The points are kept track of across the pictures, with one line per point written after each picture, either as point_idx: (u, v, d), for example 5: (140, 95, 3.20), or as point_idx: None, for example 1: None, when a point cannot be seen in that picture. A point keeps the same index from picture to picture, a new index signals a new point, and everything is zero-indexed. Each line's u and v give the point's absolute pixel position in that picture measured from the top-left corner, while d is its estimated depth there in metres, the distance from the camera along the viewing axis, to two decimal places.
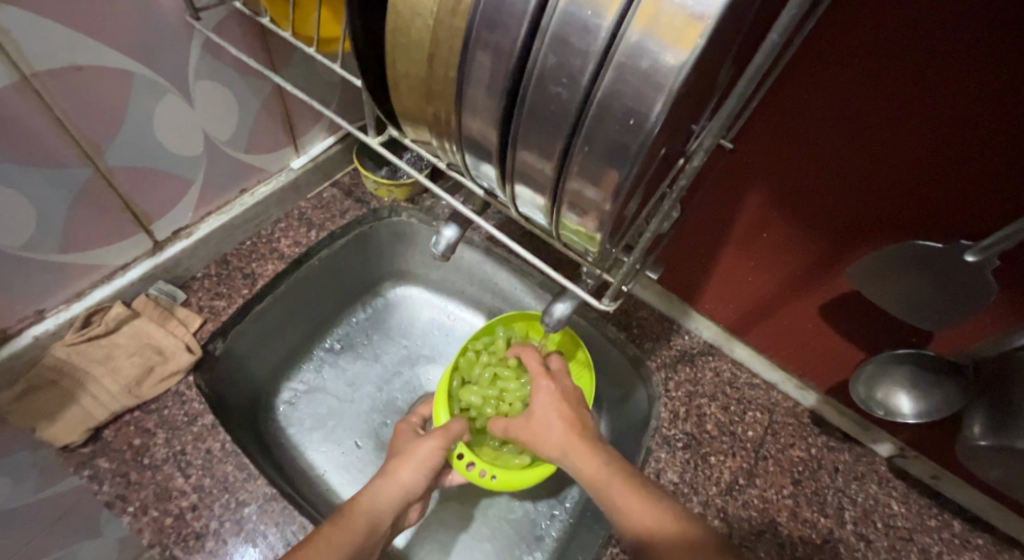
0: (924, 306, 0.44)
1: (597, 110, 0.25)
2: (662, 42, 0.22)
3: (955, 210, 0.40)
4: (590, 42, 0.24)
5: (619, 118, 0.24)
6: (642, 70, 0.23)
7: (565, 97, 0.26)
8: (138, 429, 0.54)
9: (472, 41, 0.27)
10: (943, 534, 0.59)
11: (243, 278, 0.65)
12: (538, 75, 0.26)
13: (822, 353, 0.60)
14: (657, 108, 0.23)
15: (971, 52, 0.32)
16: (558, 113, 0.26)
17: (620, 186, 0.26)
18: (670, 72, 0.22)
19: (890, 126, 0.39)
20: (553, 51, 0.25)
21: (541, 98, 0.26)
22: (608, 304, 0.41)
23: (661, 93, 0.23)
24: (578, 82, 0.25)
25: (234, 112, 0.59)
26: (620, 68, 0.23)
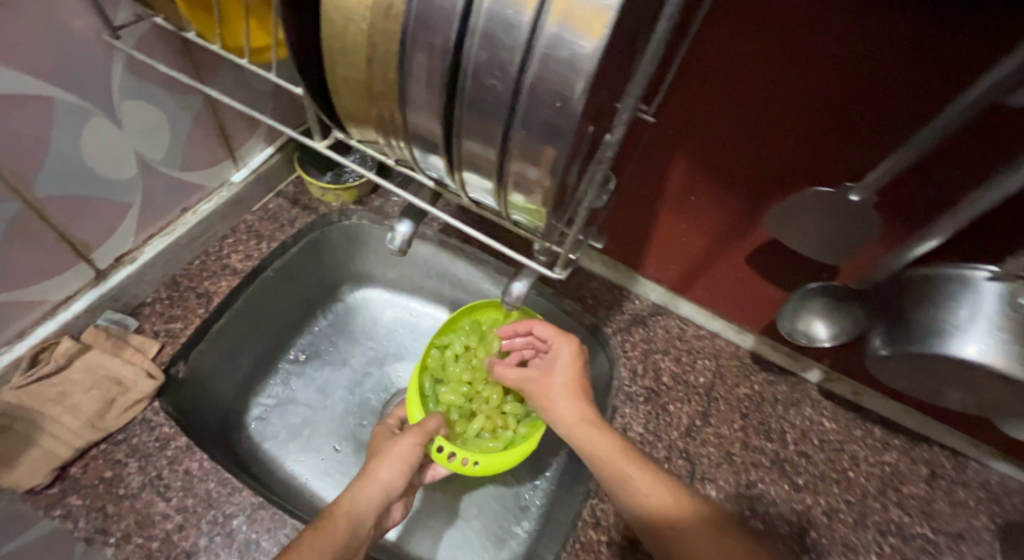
0: (824, 241, 0.51)
1: (529, 97, 0.27)
2: (577, 31, 0.25)
3: (842, 155, 0.46)
4: (515, 36, 0.26)
5: (548, 101, 0.27)
6: (563, 58, 0.25)
7: (500, 89, 0.28)
8: (107, 462, 0.53)
9: (407, 42, 0.29)
10: (867, 441, 0.67)
11: (197, 297, 0.64)
12: (473, 68, 0.28)
13: (752, 298, 0.66)
14: (578, 91, 0.26)
15: (835, 15, 0.38)
16: (494, 103, 0.29)
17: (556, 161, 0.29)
18: (587, 58, 0.25)
19: (782, 86, 0.44)
20: (483, 46, 0.27)
21: (479, 91, 0.29)
22: (560, 272, 0.44)
23: (580, 76, 0.25)
24: (509, 73, 0.27)
25: (165, 128, 0.57)
26: (543, 59, 0.26)
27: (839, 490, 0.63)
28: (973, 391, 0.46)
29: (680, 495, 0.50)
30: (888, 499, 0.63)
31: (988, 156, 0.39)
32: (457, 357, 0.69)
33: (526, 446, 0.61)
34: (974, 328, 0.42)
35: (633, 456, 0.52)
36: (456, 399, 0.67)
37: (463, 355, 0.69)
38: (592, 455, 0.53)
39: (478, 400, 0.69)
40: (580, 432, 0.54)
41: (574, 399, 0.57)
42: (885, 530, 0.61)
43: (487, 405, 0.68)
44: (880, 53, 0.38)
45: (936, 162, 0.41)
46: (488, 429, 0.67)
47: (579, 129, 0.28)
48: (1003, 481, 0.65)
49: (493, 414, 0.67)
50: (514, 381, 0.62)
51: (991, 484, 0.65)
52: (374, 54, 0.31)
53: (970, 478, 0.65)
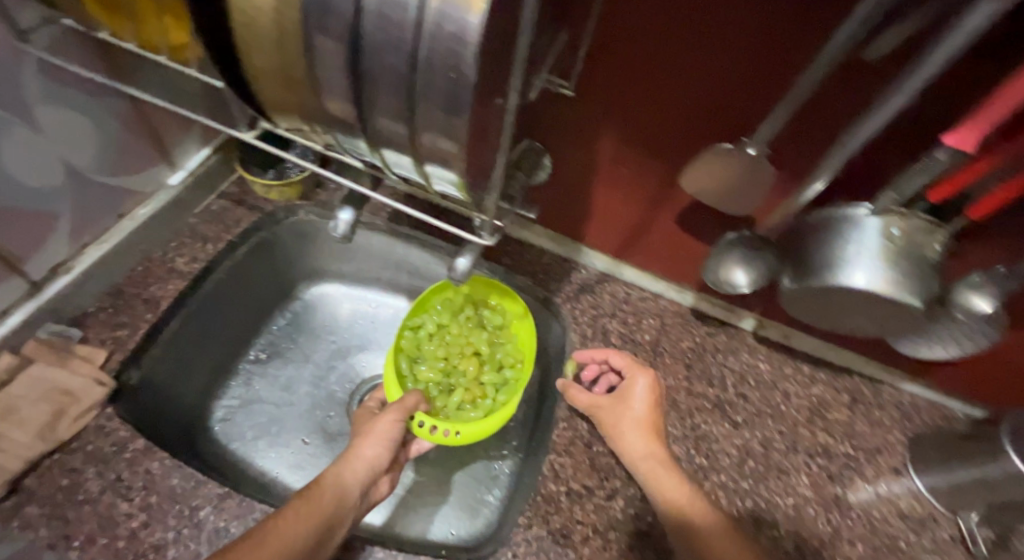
0: (730, 192, 0.55)
1: (426, 73, 0.29)
2: (460, 6, 0.26)
3: (740, 111, 0.50)
4: (405, 15, 0.27)
5: (443, 73, 0.29)
6: (451, 33, 0.27)
7: (398, 65, 0.30)
8: (63, 470, 0.53)
9: (309, 27, 0.30)
10: (797, 377, 0.74)
11: (143, 302, 0.64)
12: (372, 47, 0.29)
13: (684, 255, 0.71)
14: (470, 62, 0.28)
15: None
16: (398, 80, 0.30)
17: (461, 129, 0.31)
18: (472, 31, 0.26)
19: (679, 52, 0.48)
20: (378, 27, 0.28)
21: (382, 69, 0.30)
22: (489, 238, 0.49)
23: (468, 48, 0.27)
24: (405, 50, 0.29)
25: (88, 132, 0.56)
26: (433, 34, 0.27)
27: (773, 423, 0.69)
28: (878, 321, 0.52)
29: (723, 524, 0.55)
30: (817, 426, 0.69)
31: (857, 103, 0.44)
32: (429, 336, 0.72)
33: (505, 409, 0.63)
34: (860, 259, 0.47)
35: (687, 489, 0.57)
36: (433, 375, 0.70)
37: (435, 332, 0.72)
38: (654, 487, 0.58)
39: (457, 374, 0.72)
40: (654, 461, 0.59)
41: (651, 433, 0.61)
42: (814, 453, 0.67)
43: (466, 378, 0.71)
44: (756, 16, 0.42)
45: (815, 111, 0.46)
46: (468, 401, 0.70)
47: (479, 98, 0.30)
48: (914, 400, 0.73)
49: (471, 385, 0.70)
50: (584, 404, 0.64)
51: (904, 404, 0.72)
52: (281, 42, 0.32)
53: (886, 400, 0.73)
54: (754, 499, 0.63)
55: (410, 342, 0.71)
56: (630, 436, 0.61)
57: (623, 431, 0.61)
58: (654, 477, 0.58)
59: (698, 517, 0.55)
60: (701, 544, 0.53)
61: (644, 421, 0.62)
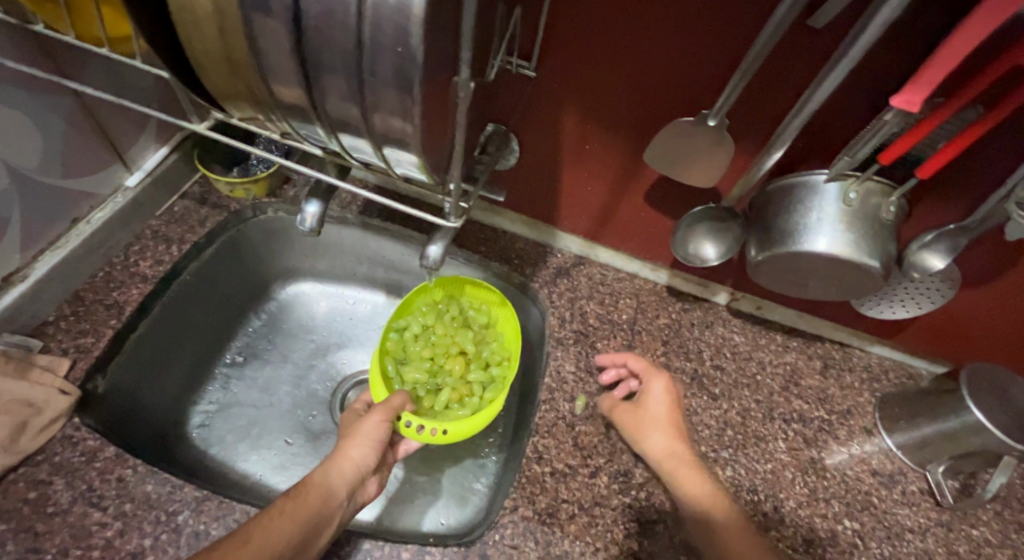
0: (693, 168, 0.55)
1: (373, 49, 0.28)
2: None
3: (698, 83, 0.50)
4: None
5: (389, 47, 0.28)
6: (392, 4, 0.26)
7: (343, 41, 0.29)
8: (30, 483, 0.51)
9: (249, 6, 0.29)
10: (771, 346, 0.75)
11: (106, 308, 0.62)
12: (314, 23, 0.29)
13: (654, 232, 0.72)
14: (415, 34, 0.27)
15: None
16: (345, 58, 0.30)
17: (412, 106, 0.31)
18: (415, 1, 0.26)
19: (635, 24, 0.48)
20: (318, 2, 0.27)
21: (327, 46, 0.29)
22: (455, 220, 0.48)
23: (413, 21, 0.26)
24: (348, 25, 0.28)
25: (33, 132, 0.54)
26: (376, 6, 0.26)
27: (750, 393, 0.71)
28: (844, 287, 0.53)
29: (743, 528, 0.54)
30: (792, 393, 0.71)
31: (813, 64, 0.44)
32: (416, 336, 0.71)
33: (493, 405, 0.63)
34: (821, 226, 0.48)
35: (711, 488, 0.56)
36: (420, 376, 0.69)
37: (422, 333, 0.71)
38: (674, 484, 0.57)
39: (444, 374, 0.70)
40: (676, 461, 0.58)
41: (672, 433, 0.60)
42: (789, 419, 0.69)
43: (453, 377, 0.70)
44: None
45: (773, 74, 0.46)
46: (455, 400, 0.68)
47: (430, 72, 0.30)
48: (883, 362, 0.75)
49: (458, 384, 0.69)
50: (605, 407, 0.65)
51: (873, 366, 0.75)
52: (222, 24, 0.31)
53: (855, 363, 0.75)
54: (734, 467, 0.64)
55: (396, 344, 0.70)
56: (651, 438, 0.60)
57: (644, 433, 0.60)
58: (678, 477, 0.57)
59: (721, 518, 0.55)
60: (724, 545, 0.53)
61: (665, 421, 0.61)
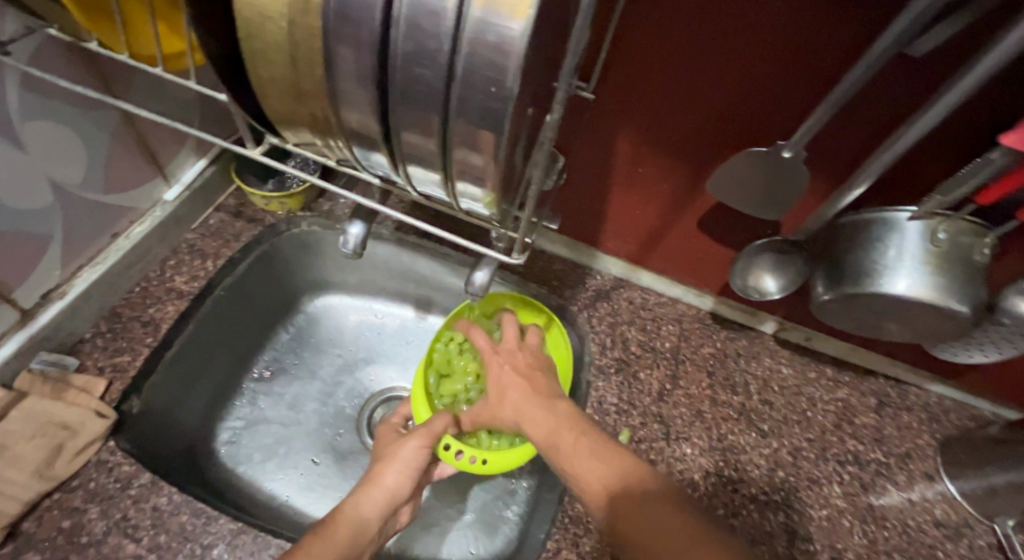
0: (762, 199, 0.53)
1: (462, 86, 0.27)
2: (502, 14, 0.25)
3: (772, 114, 0.48)
4: (439, 24, 0.26)
5: (482, 87, 0.27)
6: (491, 43, 0.25)
7: (430, 78, 0.28)
8: (64, 511, 0.50)
9: (329, 36, 0.28)
10: (821, 380, 0.72)
11: (142, 326, 0.60)
12: (401, 59, 0.28)
13: (706, 260, 0.69)
14: (512, 74, 0.26)
15: None
16: (428, 92, 0.28)
17: (495, 145, 0.29)
18: (515, 40, 0.25)
19: (706, 54, 0.46)
20: (410, 37, 0.27)
21: (409, 80, 0.28)
22: (519, 257, 0.44)
23: (511, 59, 0.25)
24: (439, 62, 0.27)
25: (79, 149, 0.53)
26: (471, 45, 0.26)
27: (801, 430, 0.67)
28: (911, 324, 0.50)
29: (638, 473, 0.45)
30: (845, 432, 0.68)
31: (910, 94, 0.41)
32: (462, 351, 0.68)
33: (520, 454, 0.59)
34: (902, 265, 0.45)
35: (575, 430, 0.51)
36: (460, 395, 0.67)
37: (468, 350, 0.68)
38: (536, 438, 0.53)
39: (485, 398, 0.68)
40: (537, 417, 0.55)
41: (534, 390, 0.57)
42: (843, 460, 0.65)
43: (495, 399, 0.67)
44: (789, 14, 0.40)
45: (864, 102, 0.43)
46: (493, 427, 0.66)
47: (517, 110, 0.28)
48: (942, 401, 0.72)
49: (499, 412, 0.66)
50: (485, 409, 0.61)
51: (931, 405, 0.71)
52: (295, 53, 0.29)
53: (912, 402, 0.71)
54: (786, 511, 0.61)
55: (442, 353, 0.67)
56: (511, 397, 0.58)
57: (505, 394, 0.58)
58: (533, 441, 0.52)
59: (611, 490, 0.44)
60: (623, 510, 0.42)
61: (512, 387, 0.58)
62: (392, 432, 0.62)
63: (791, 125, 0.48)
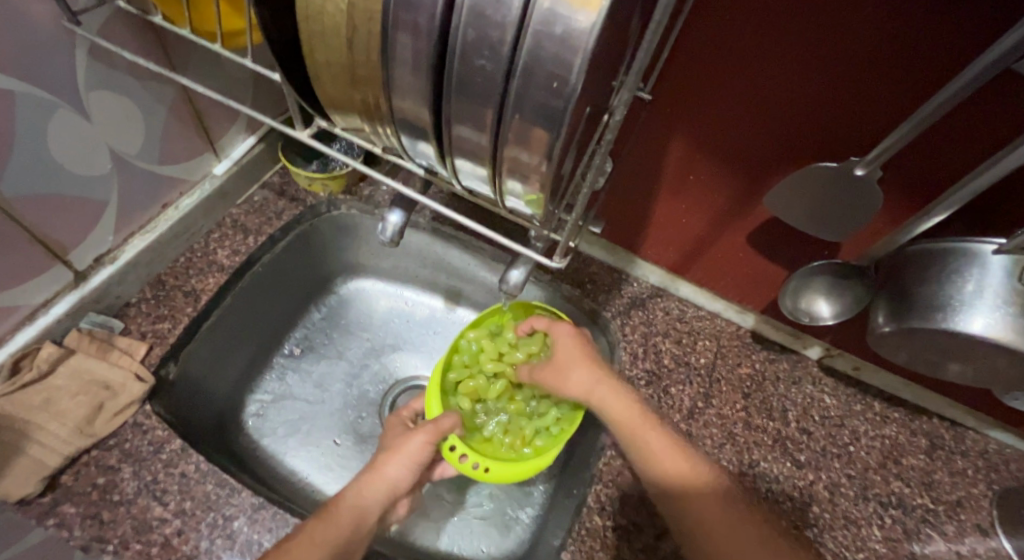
0: (820, 218, 0.50)
1: (522, 80, 0.26)
2: (573, 6, 0.23)
3: (845, 130, 0.45)
4: (505, 14, 0.25)
5: (543, 83, 0.25)
6: (558, 34, 0.24)
7: (490, 69, 0.26)
8: (100, 468, 0.51)
9: (389, 20, 0.27)
10: (867, 415, 0.68)
11: (184, 295, 0.62)
12: (461, 49, 0.26)
13: (754, 276, 0.65)
14: (576, 70, 0.24)
15: None
16: (484, 84, 0.27)
17: (549, 144, 0.28)
18: (582, 34, 0.23)
19: (781, 61, 0.43)
20: (472, 25, 0.26)
21: (466, 71, 0.27)
22: (559, 261, 0.42)
23: (577, 54, 0.24)
24: (500, 54, 0.26)
25: (138, 120, 0.54)
26: (536, 35, 0.24)
27: (840, 465, 0.64)
28: (977, 365, 0.46)
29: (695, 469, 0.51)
30: (889, 472, 0.64)
31: (1011, 112, 0.37)
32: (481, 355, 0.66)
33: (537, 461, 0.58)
34: (981, 302, 0.41)
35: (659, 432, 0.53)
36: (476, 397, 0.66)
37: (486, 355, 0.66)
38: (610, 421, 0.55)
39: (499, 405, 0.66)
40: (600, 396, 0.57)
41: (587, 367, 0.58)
42: (886, 503, 0.62)
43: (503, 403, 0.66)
44: (879, 22, 0.37)
45: (961, 119, 0.39)
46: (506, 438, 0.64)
47: (576, 110, 0.27)
48: (1002, 450, 0.67)
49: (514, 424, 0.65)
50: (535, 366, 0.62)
51: (989, 453, 0.66)
52: (353, 35, 0.29)
53: (968, 448, 0.66)
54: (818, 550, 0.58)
55: (466, 348, 0.66)
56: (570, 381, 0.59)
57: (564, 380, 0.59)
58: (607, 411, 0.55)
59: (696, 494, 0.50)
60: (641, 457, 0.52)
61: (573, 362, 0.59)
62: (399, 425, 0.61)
63: (870, 140, 0.45)
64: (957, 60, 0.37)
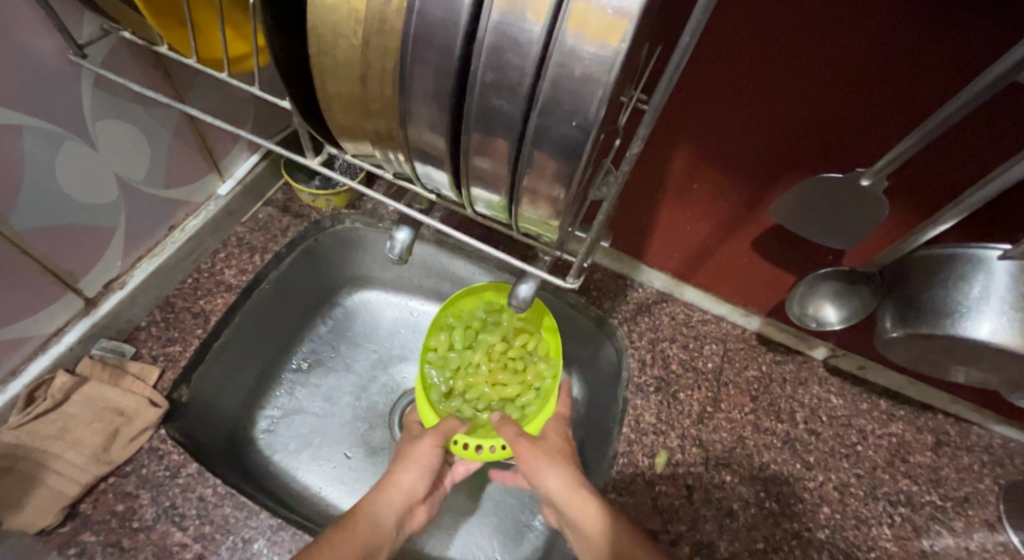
0: (825, 227, 0.51)
1: (543, 117, 0.26)
2: (593, 42, 0.23)
3: (849, 142, 0.46)
4: (524, 53, 0.25)
5: (563, 120, 0.26)
6: (577, 76, 0.24)
7: (507, 107, 0.27)
8: (118, 495, 0.51)
9: (405, 58, 0.28)
10: (873, 414, 0.68)
11: (193, 317, 0.62)
12: (480, 88, 0.27)
13: (759, 281, 0.66)
14: (595, 108, 0.25)
15: (833, 8, 0.38)
16: (502, 121, 0.27)
17: (569, 176, 0.28)
18: (604, 72, 0.24)
19: (786, 76, 0.44)
20: (490, 66, 0.26)
21: (484, 108, 0.27)
22: (573, 281, 0.42)
23: (598, 93, 0.24)
24: (519, 93, 0.26)
25: (144, 147, 0.53)
26: (556, 76, 0.25)
27: (849, 465, 0.64)
28: (983, 367, 0.47)
29: None
30: (898, 470, 0.65)
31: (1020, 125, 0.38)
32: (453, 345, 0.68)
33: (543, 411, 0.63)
34: (986, 308, 0.42)
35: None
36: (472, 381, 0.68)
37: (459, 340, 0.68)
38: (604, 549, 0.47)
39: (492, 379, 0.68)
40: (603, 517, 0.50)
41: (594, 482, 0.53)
42: (895, 501, 0.63)
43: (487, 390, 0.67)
44: (884, 41, 0.38)
45: (968, 131, 0.40)
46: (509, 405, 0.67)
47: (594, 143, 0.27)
48: (1007, 444, 0.68)
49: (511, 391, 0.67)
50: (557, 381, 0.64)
51: (994, 448, 0.67)
52: (368, 71, 0.29)
53: (973, 443, 0.67)
54: (831, 550, 0.59)
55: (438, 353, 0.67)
56: (546, 479, 0.54)
57: (540, 478, 0.54)
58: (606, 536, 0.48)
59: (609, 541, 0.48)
60: None
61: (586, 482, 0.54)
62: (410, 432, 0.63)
63: (875, 150, 0.45)
64: (962, 74, 0.37)
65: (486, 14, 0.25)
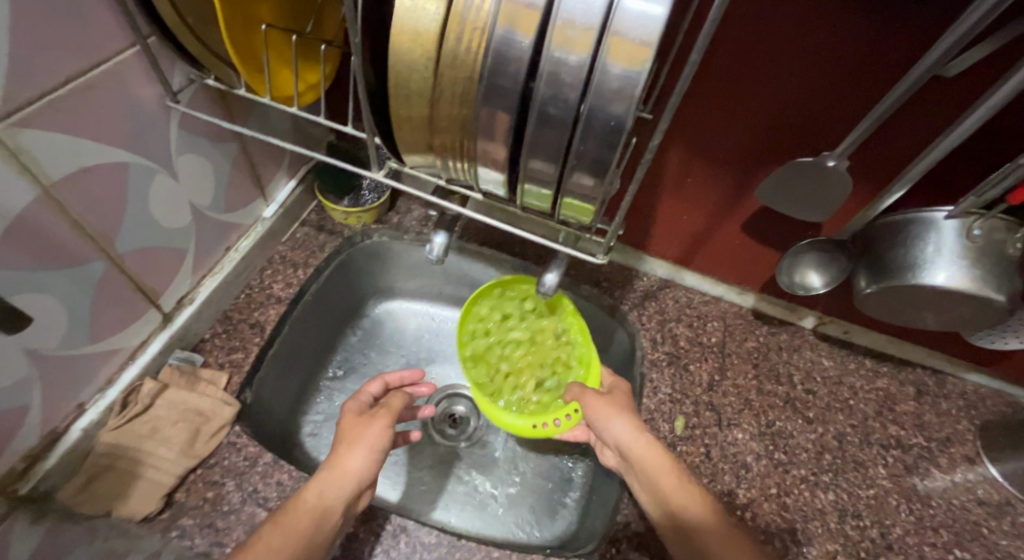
0: (802, 204, 0.60)
1: (587, 121, 0.35)
2: (627, 62, 0.32)
3: (815, 132, 0.55)
4: (571, 74, 0.34)
5: (604, 121, 0.34)
6: (615, 87, 0.33)
7: (559, 115, 0.35)
8: (206, 484, 0.58)
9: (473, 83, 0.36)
10: (861, 371, 0.77)
11: (251, 327, 0.69)
12: (537, 103, 0.35)
13: (752, 260, 0.75)
14: (628, 111, 0.33)
15: (791, 24, 0.47)
16: (553, 126, 0.36)
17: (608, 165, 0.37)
18: (635, 84, 0.32)
19: (757, 81, 0.53)
20: (545, 84, 0.34)
21: (540, 117, 0.36)
22: (602, 258, 0.49)
23: (631, 99, 0.33)
24: (566, 103, 0.35)
25: (211, 175, 0.61)
26: (598, 89, 0.33)
27: (844, 417, 0.73)
28: (945, 312, 0.56)
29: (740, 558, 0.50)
30: (887, 419, 0.73)
31: (950, 105, 0.47)
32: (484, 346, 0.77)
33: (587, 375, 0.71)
34: (941, 259, 0.51)
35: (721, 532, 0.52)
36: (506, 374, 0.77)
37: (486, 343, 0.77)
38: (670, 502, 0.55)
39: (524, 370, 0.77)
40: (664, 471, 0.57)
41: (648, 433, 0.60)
42: (887, 445, 0.71)
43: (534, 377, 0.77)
44: (833, 47, 0.47)
45: (910, 115, 0.49)
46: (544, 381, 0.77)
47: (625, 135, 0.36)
48: (978, 389, 0.77)
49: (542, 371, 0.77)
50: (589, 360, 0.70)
51: (968, 394, 0.76)
52: (440, 97, 0.38)
53: (949, 390, 0.76)
54: (835, 490, 0.67)
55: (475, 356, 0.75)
56: (614, 427, 0.61)
57: (609, 425, 0.61)
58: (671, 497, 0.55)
59: (683, 503, 0.55)
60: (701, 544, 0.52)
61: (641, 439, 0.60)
62: (358, 407, 0.62)
63: (839, 135, 0.54)
64: (898, 69, 0.47)
65: (546, 48, 0.33)
